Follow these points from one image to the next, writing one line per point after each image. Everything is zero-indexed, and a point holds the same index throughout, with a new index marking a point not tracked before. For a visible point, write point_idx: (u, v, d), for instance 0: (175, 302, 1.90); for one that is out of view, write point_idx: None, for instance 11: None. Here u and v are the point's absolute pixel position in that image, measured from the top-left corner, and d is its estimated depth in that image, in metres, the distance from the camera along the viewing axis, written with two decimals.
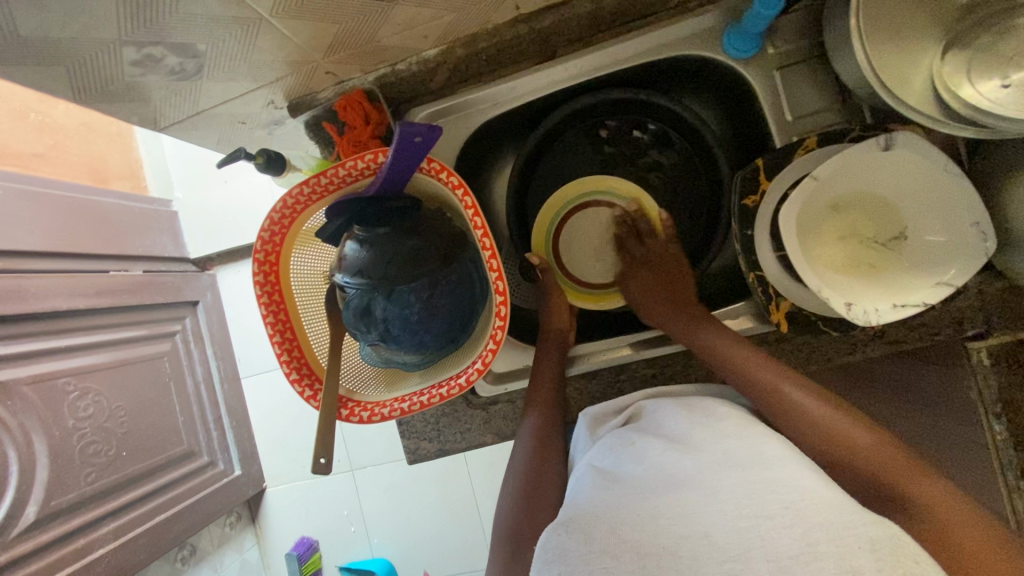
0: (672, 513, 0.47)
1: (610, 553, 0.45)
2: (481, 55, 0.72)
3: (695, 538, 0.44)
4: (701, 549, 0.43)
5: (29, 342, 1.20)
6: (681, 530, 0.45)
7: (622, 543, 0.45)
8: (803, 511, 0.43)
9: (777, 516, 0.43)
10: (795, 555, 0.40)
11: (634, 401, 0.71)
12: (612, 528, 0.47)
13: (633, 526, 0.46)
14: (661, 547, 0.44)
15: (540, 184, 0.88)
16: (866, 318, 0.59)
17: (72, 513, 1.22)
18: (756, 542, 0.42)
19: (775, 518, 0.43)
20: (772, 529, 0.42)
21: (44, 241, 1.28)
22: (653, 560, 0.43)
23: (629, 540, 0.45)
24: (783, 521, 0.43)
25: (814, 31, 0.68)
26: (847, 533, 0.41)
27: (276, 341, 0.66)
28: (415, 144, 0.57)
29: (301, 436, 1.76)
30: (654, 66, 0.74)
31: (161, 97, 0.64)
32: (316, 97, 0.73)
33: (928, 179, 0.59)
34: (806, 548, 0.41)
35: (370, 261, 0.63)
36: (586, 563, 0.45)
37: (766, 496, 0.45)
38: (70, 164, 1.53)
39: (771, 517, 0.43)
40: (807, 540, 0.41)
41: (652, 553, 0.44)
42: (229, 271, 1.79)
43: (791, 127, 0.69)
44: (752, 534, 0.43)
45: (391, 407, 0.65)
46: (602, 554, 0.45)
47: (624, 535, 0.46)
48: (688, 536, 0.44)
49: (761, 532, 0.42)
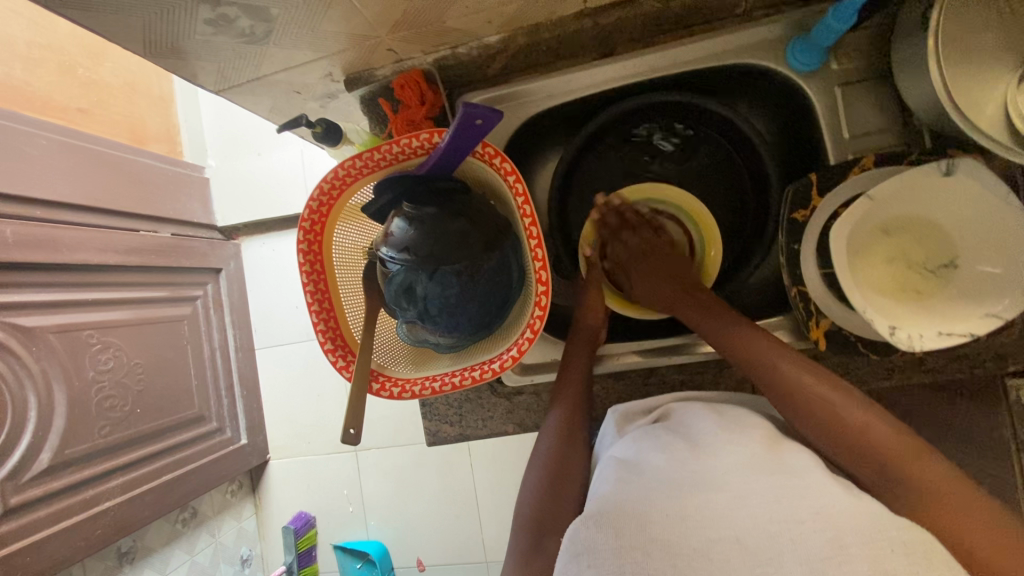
0: (702, 514, 0.47)
1: (641, 550, 0.46)
2: (541, 46, 0.72)
3: (726, 542, 0.44)
4: (732, 552, 0.44)
5: (58, 292, 1.23)
6: (711, 532, 0.45)
7: (653, 540, 0.46)
8: (846, 521, 0.45)
9: (808, 521, 0.45)
10: (828, 557, 0.42)
11: (662, 404, 0.71)
12: (643, 525, 0.47)
13: (661, 524, 0.47)
14: (691, 548, 0.45)
15: (583, 181, 0.88)
16: (910, 344, 0.58)
17: (84, 463, 1.24)
18: (782, 535, 0.44)
19: (808, 523, 0.44)
20: (804, 532, 0.44)
21: (79, 193, 1.29)
22: (684, 560, 0.44)
23: (658, 538, 0.46)
24: (816, 527, 0.44)
25: (881, 50, 0.67)
26: (879, 536, 0.43)
27: (314, 310, 0.67)
28: (475, 126, 0.57)
29: (308, 412, 1.77)
30: (713, 72, 0.74)
31: (225, 59, 0.65)
32: (373, 73, 0.74)
33: (988, 209, 0.58)
34: (836, 551, 0.42)
35: (417, 240, 0.63)
36: (615, 558, 0.46)
37: (796, 502, 0.47)
38: (111, 121, 1.55)
39: (803, 522, 0.45)
40: (838, 543, 0.43)
41: (684, 553, 0.44)
42: (254, 242, 1.81)
43: (848, 145, 0.69)
44: (783, 539, 0.44)
45: (421, 385, 0.66)
46: (634, 550, 0.46)
47: (653, 533, 0.47)
48: (719, 539, 0.45)
49: (791, 537, 0.44)
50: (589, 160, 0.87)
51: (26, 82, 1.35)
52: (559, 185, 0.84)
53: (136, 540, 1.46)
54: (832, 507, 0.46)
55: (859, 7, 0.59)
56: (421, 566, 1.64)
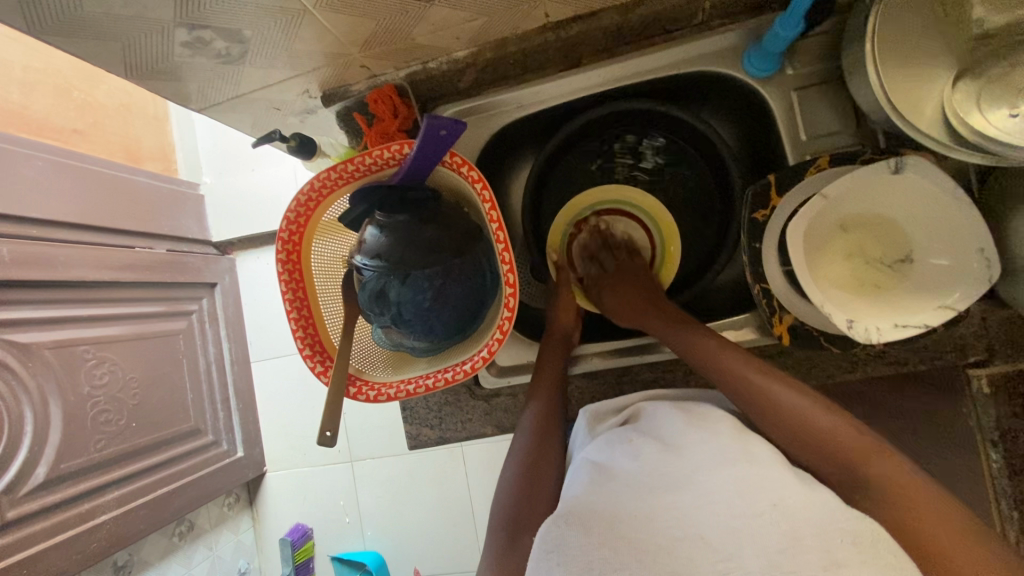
0: (668, 510, 0.49)
1: (610, 547, 0.47)
2: (508, 59, 0.75)
3: (690, 537, 0.46)
4: (696, 548, 0.45)
5: (54, 309, 1.25)
6: (677, 526, 0.47)
7: (621, 538, 0.47)
8: (799, 513, 0.46)
9: (767, 514, 0.46)
10: (783, 548, 0.44)
11: (633, 403, 0.73)
12: (611, 524, 0.49)
13: (632, 524, 0.48)
14: (658, 543, 0.46)
15: (557, 187, 0.91)
16: (867, 336, 0.60)
17: (80, 477, 1.25)
18: (748, 538, 0.45)
19: (765, 515, 0.46)
20: (764, 524, 0.46)
21: (73, 212, 1.32)
22: (651, 555, 0.45)
23: (627, 536, 0.47)
24: (770, 519, 0.46)
25: (833, 54, 0.70)
26: (829, 527, 0.45)
27: (293, 317, 0.69)
28: (440, 137, 0.60)
29: (304, 423, 1.78)
30: (676, 80, 0.77)
31: (205, 79, 0.68)
32: (348, 89, 0.77)
33: (937, 204, 0.61)
34: (791, 542, 0.44)
35: (389, 246, 0.65)
36: (585, 555, 0.47)
37: (756, 494, 0.48)
38: (107, 142, 1.59)
39: (763, 515, 0.46)
40: (793, 536, 0.44)
41: (652, 548, 0.46)
42: (248, 257, 1.83)
43: (805, 146, 0.71)
44: (746, 536, 0.45)
45: (397, 388, 0.68)
46: (602, 547, 0.47)
47: (622, 532, 0.48)
48: (683, 538, 0.46)
49: (752, 532, 0.45)
50: (562, 167, 0.89)
51: (22, 106, 1.39)
52: (532, 191, 0.86)
53: (133, 553, 1.47)
54: (789, 499, 0.48)
55: (804, 14, 0.61)
56: None
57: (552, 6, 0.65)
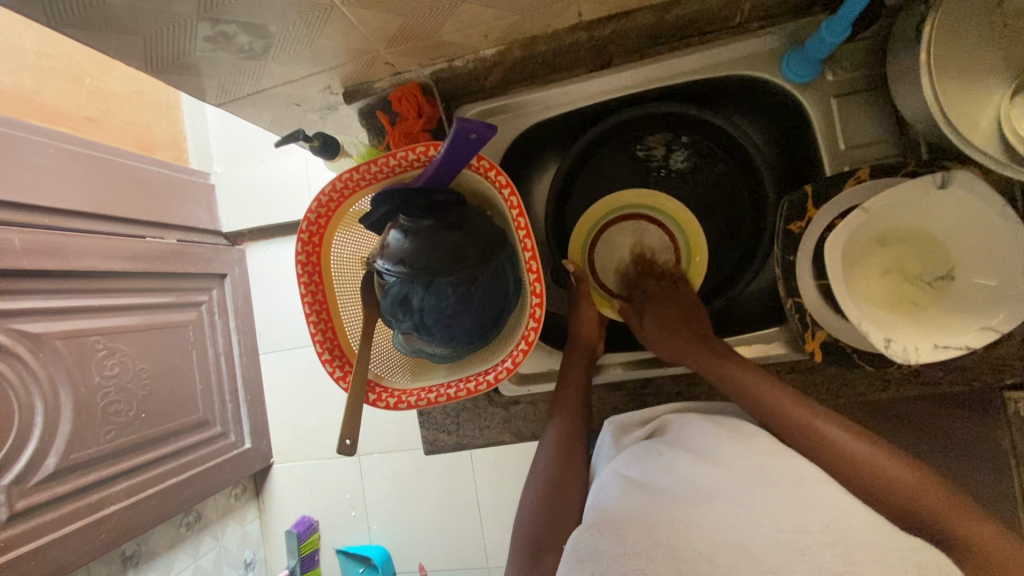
0: (706, 523, 0.48)
1: (647, 556, 0.46)
2: (537, 58, 0.72)
3: (734, 548, 0.45)
4: (739, 557, 0.44)
5: (65, 299, 1.24)
6: (717, 538, 0.46)
7: (658, 547, 0.46)
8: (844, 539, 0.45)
9: (809, 536, 0.45)
10: (833, 569, 0.42)
11: (659, 415, 0.72)
12: (648, 531, 0.48)
13: (668, 530, 0.48)
14: (696, 553, 0.45)
15: (581, 190, 0.88)
16: (905, 356, 0.58)
17: (89, 468, 1.25)
18: (796, 556, 0.44)
19: (819, 537, 0.45)
20: (808, 549, 0.44)
21: (85, 201, 1.31)
22: (688, 565, 0.45)
23: (663, 543, 0.47)
24: (824, 540, 0.45)
25: (876, 61, 0.67)
26: (891, 556, 0.44)
27: (312, 321, 0.68)
28: (470, 140, 0.58)
29: (312, 417, 1.78)
30: (709, 83, 0.74)
31: (226, 74, 0.66)
32: (371, 86, 0.74)
33: (984, 221, 0.58)
34: (850, 567, 0.42)
35: (413, 251, 0.63)
36: (620, 563, 0.46)
37: (808, 513, 0.47)
38: (118, 129, 1.57)
39: (805, 534, 0.45)
40: (851, 560, 0.43)
41: (688, 557, 0.45)
42: (259, 248, 1.83)
43: (844, 156, 0.69)
44: (790, 551, 0.44)
45: (417, 396, 0.66)
46: (638, 557, 0.46)
47: (659, 538, 0.47)
48: (726, 543, 0.45)
49: (797, 549, 0.44)
50: (586, 170, 0.87)
51: (34, 92, 1.37)
52: (555, 195, 0.84)
53: (140, 544, 1.47)
54: (842, 522, 0.46)
55: (853, 19, 0.59)
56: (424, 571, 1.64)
57: (587, 5, 0.63)
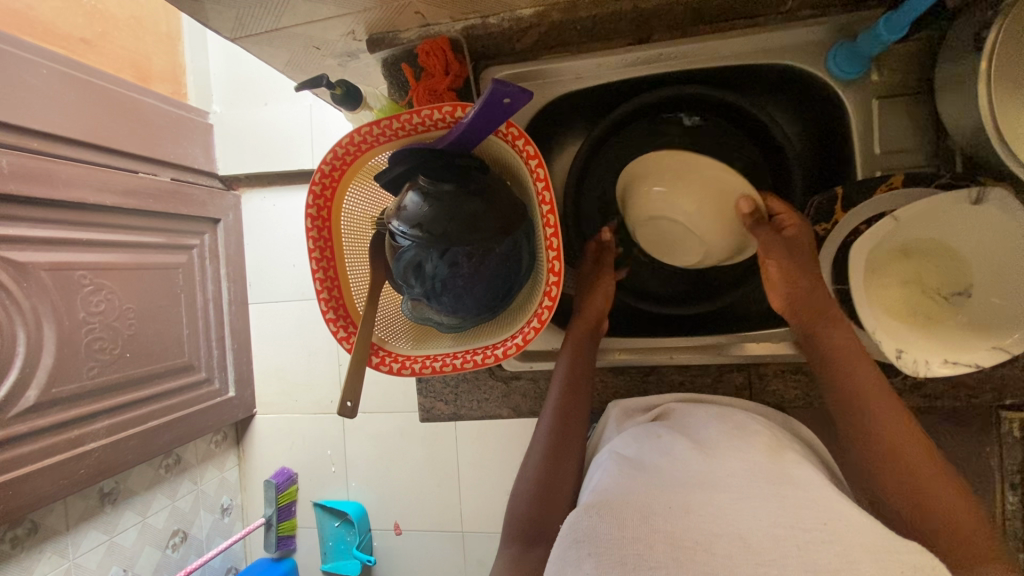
0: (705, 512, 0.48)
1: (644, 541, 0.46)
2: (575, 24, 0.68)
3: (729, 540, 0.45)
4: (735, 549, 0.44)
5: (53, 229, 1.20)
6: (716, 529, 0.46)
7: (656, 532, 0.47)
8: (842, 531, 0.45)
9: (811, 530, 0.45)
10: (835, 569, 0.42)
11: (663, 402, 0.72)
12: (646, 517, 0.48)
13: (666, 518, 0.48)
14: (695, 542, 0.45)
15: (602, 169, 0.86)
16: (914, 369, 0.60)
17: (70, 403, 1.22)
18: (791, 549, 0.44)
19: (816, 534, 0.45)
20: (809, 542, 0.44)
21: (76, 129, 1.25)
22: (688, 554, 0.45)
23: (661, 531, 0.47)
24: (824, 537, 0.45)
25: (925, 65, 0.65)
26: (891, 557, 0.43)
27: (318, 277, 0.65)
28: (502, 105, 0.55)
29: (298, 370, 1.76)
30: (749, 70, 0.72)
31: (245, 4, 0.61)
32: (397, 36, 0.70)
33: (1012, 243, 0.57)
34: (846, 565, 0.42)
35: (431, 216, 0.60)
36: (619, 547, 0.46)
37: (806, 511, 0.47)
38: (115, 56, 1.48)
39: (810, 531, 0.45)
40: (849, 559, 0.43)
41: (688, 545, 0.45)
42: (254, 196, 1.77)
43: (877, 161, 0.67)
44: (789, 546, 0.44)
45: (421, 363, 0.65)
46: (636, 541, 0.46)
47: (657, 525, 0.47)
48: (722, 536, 0.45)
49: (798, 545, 0.44)
50: (611, 148, 0.84)
51: (28, 6, 1.27)
52: (576, 172, 0.83)
53: (119, 482, 1.45)
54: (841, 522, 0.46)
55: (912, 19, 0.56)
56: (398, 530, 1.67)
57: None
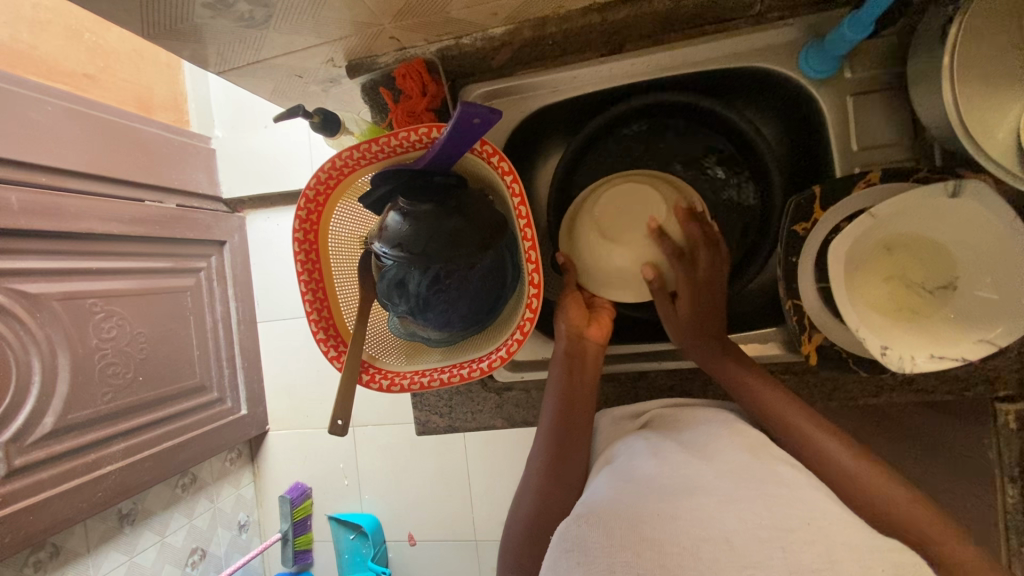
0: (691, 517, 0.48)
1: (631, 550, 0.46)
2: (547, 40, 0.70)
3: (714, 543, 0.45)
4: (720, 553, 0.45)
5: (62, 260, 1.23)
6: (698, 532, 0.46)
7: (643, 540, 0.47)
8: (820, 527, 0.46)
9: (796, 532, 0.46)
10: (816, 568, 0.43)
11: (653, 408, 0.75)
12: (633, 526, 0.48)
13: (653, 525, 0.48)
14: (681, 547, 0.45)
15: (585, 179, 0.88)
16: (900, 364, 0.58)
17: (86, 428, 1.26)
18: (774, 550, 0.44)
19: (797, 534, 0.45)
20: (791, 543, 0.45)
21: (83, 161, 1.29)
22: (674, 559, 0.45)
23: (649, 538, 0.47)
24: (800, 536, 0.45)
25: (897, 60, 0.65)
26: (867, 554, 0.45)
27: (307, 299, 0.67)
28: (473, 125, 0.57)
29: (309, 385, 1.78)
30: (722, 73, 0.72)
31: (224, 41, 0.64)
32: (375, 61, 0.73)
33: (993, 232, 0.56)
34: (827, 565, 0.43)
35: (410, 235, 0.62)
36: (606, 555, 0.47)
37: (787, 511, 0.48)
38: (118, 88, 1.53)
39: (791, 532, 0.46)
40: (830, 558, 0.44)
41: (674, 552, 0.45)
42: (258, 217, 1.81)
43: (855, 157, 0.67)
44: (772, 547, 0.44)
45: (411, 379, 0.66)
46: (624, 550, 0.47)
47: (644, 533, 0.47)
48: (707, 540, 0.46)
49: (780, 545, 0.44)
50: (592, 157, 0.86)
51: (32, 46, 1.32)
52: (559, 181, 0.84)
53: (136, 503, 1.49)
54: (819, 519, 0.47)
55: (877, 17, 0.56)
56: (412, 541, 1.68)
57: None
